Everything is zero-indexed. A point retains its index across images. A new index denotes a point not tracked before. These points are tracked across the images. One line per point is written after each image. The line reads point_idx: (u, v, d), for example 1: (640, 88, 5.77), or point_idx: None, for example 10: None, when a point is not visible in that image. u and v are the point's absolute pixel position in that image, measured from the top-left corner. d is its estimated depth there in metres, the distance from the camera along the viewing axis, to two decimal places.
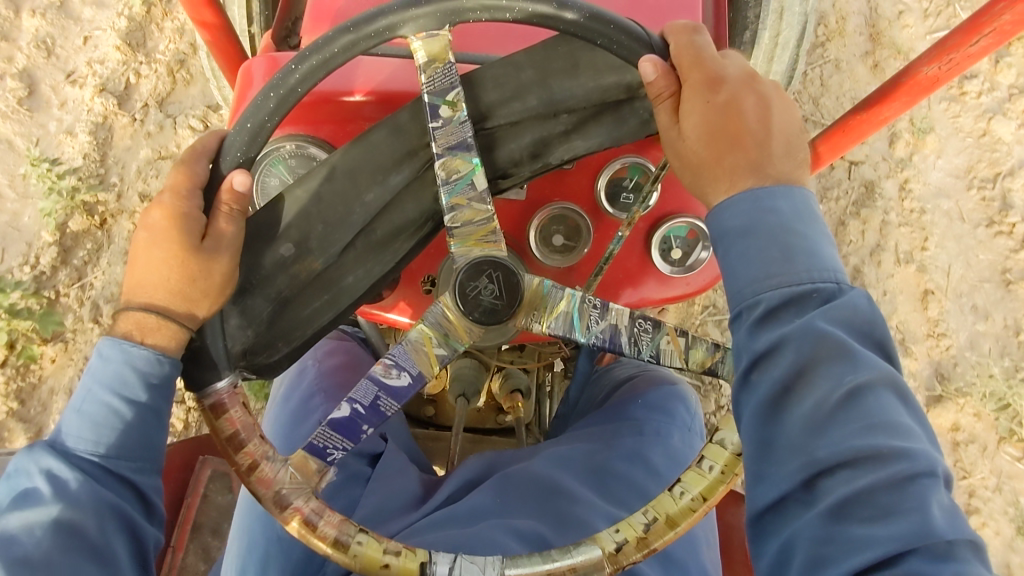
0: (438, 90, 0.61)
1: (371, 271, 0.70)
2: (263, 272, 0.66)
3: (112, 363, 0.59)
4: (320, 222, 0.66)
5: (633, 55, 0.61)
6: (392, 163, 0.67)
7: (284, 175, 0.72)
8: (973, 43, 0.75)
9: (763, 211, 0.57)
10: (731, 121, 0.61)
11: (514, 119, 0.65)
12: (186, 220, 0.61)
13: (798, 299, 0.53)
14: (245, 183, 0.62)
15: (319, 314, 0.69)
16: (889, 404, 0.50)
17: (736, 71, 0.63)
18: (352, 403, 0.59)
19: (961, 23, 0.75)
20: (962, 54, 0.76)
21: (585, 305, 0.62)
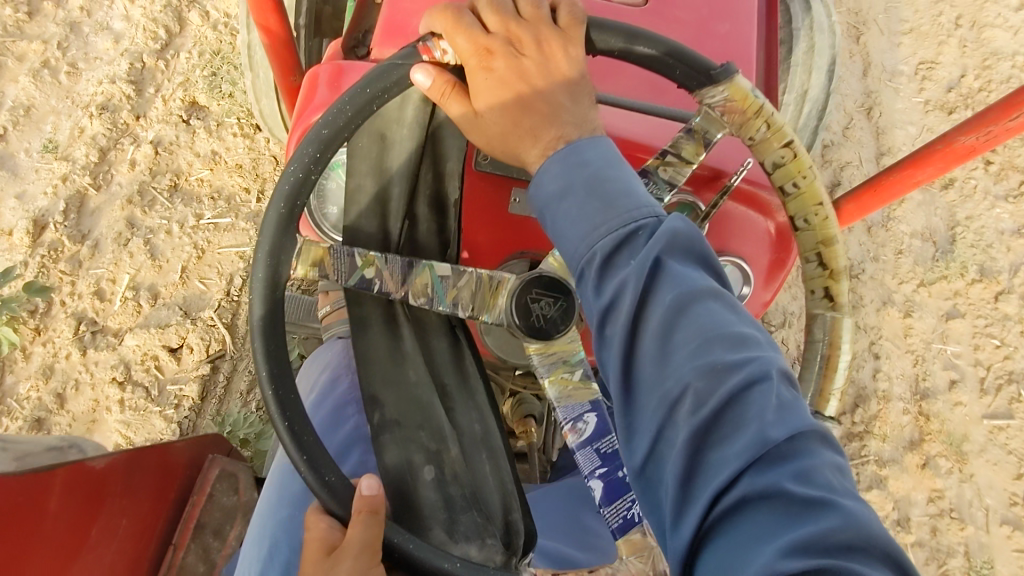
0: (343, 276, 0.65)
1: (482, 415, 0.74)
2: (416, 502, 0.64)
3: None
4: (420, 430, 0.68)
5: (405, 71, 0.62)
6: (387, 351, 0.70)
7: (341, 179, 0.75)
8: (1012, 117, 0.78)
9: (578, 167, 0.58)
10: (517, 85, 0.62)
11: (404, 212, 0.72)
12: (324, 555, 0.58)
13: (626, 240, 0.54)
14: (371, 484, 0.59)
15: (493, 473, 0.71)
16: (716, 315, 0.52)
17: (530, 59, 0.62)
18: (590, 477, 0.61)
19: (999, 99, 0.78)
20: (1002, 127, 0.78)
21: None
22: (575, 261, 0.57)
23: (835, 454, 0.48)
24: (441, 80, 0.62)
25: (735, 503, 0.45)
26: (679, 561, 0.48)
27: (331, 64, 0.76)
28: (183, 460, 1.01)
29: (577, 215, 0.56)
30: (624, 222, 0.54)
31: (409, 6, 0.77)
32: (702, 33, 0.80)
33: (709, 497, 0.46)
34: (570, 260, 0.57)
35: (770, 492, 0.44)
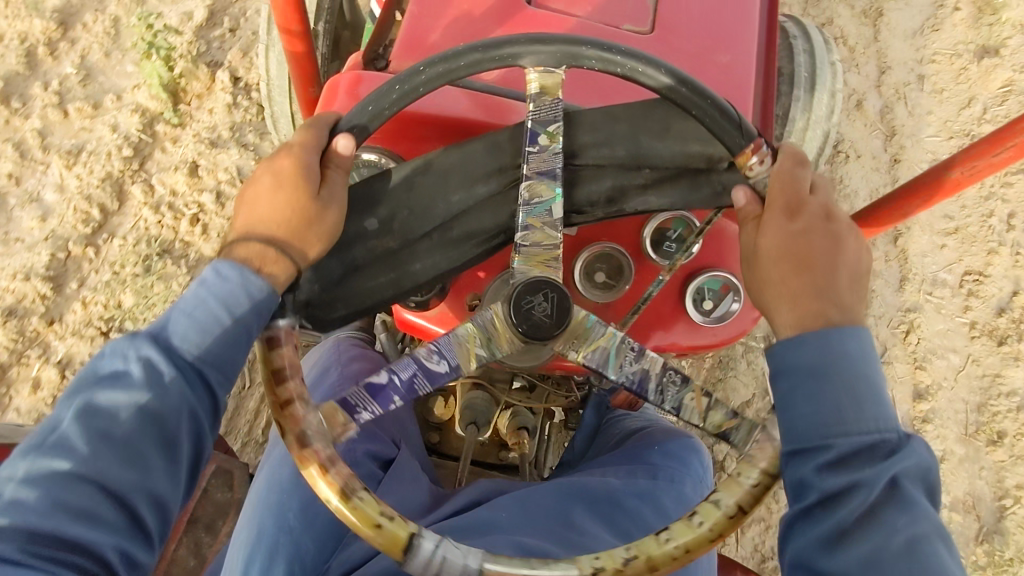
0: (542, 119, 0.67)
1: (439, 263, 0.74)
2: (346, 240, 0.72)
3: (223, 267, 0.62)
4: (405, 208, 0.73)
5: (735, 143, 0.66)
6: (480, 175, 0.73)
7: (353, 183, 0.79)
8: (997, 154, 0.81)
9: (807, 353, 0.57)
10: (802, 243, 0.63)
11: (600, 163, 0.72)
12: (302, 170, 0.66)
13: (869, 448, 0.55)
14: (349, 145, 0.67)
15: (378, 289, 0.74)
16: (940, 560, 0.54)
17: (823, 240, 0.63)
18: (390, 373, 0.63)
19: (989, 132, 0.81)
20: (987, 162, 0.82)
21: (622, 346, 0.65)
22: (794, 436, 0.57)
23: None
24: (751, 201, 0.67)
25: None
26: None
27: (351, 73, 0.80)
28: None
29: (821, 393, 0.56)
30: (871, 431, 0.55)
31: (429, 23, 0.82)
32: (702, 62, 0.84)
33: None
34: (788, 432, 0.57)
35: None
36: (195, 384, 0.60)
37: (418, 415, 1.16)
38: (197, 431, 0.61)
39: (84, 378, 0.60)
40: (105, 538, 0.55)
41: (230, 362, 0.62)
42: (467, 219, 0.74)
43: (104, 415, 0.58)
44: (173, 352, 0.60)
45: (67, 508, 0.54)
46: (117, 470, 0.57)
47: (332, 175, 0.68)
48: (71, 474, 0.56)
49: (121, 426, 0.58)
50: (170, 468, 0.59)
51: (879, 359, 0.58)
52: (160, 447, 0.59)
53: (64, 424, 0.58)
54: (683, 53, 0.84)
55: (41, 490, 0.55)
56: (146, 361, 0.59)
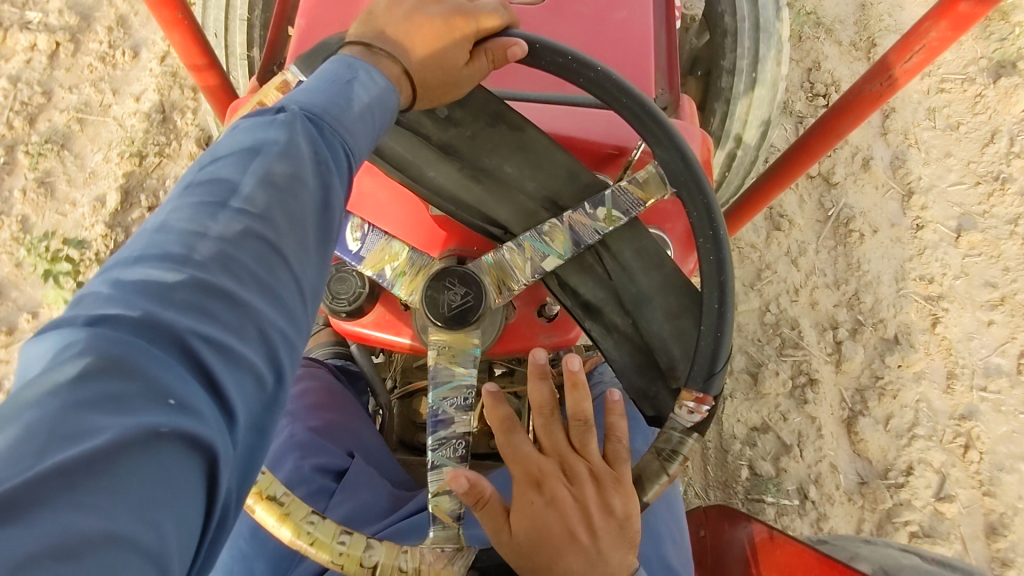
0: (621, 207, 0.67)
1: (448, 186, 0.73)
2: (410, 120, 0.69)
3: (361, 66, 0.60)
4: (467, 137, 0.71)
5: (693, 378, 0.62)
6: (546, 175, 0.72)
7: None
8: (907, 61, 0.82)
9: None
10: (560, 523, 0.57)
11: (614, 275, 0.70)
12: (452, 44, 0.64)
13: None
14: (518, 53, 0.64)
15: (389, 144, 0.71)
16: None
17: (553, 462, 0.59)
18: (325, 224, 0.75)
19: (894, 43, 0.82)
20: (902, 70, 0.83)
21: (463, 388, 0.69)
22: None
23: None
24: (472, 490, 0.57)
25: None
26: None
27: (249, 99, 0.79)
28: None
29: None
30: None
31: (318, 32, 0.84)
32: (600, 26, 0.86)
33: None
34: None
35: None
36: (344, 180, 0.56)
37: (401, 419, 1.13)
38: (298, 282, 0.50)
39: (233, 153, 0.51)
40: (273, 319, 0.47)
41: (328, 228, 0.54)
42: (500, 190, 0.72)
43: (285, 181, 0.51)
44: (327, 115, 0.55)
45: (252, 269, 0.46)
46: (282, 257, 0.49)
47: (480, 62, 0.66)
48: (266, 244, 0.48)
49: (286, 171, 0.51)
50: (319, 257, 0.53)
51: None
52: (316, 227, 0.52)
53: (244, 187, 0.49)
54: (581, 27, 0.87)
55: (239, 252, 0.46)
56: (306, 126, 0.54)
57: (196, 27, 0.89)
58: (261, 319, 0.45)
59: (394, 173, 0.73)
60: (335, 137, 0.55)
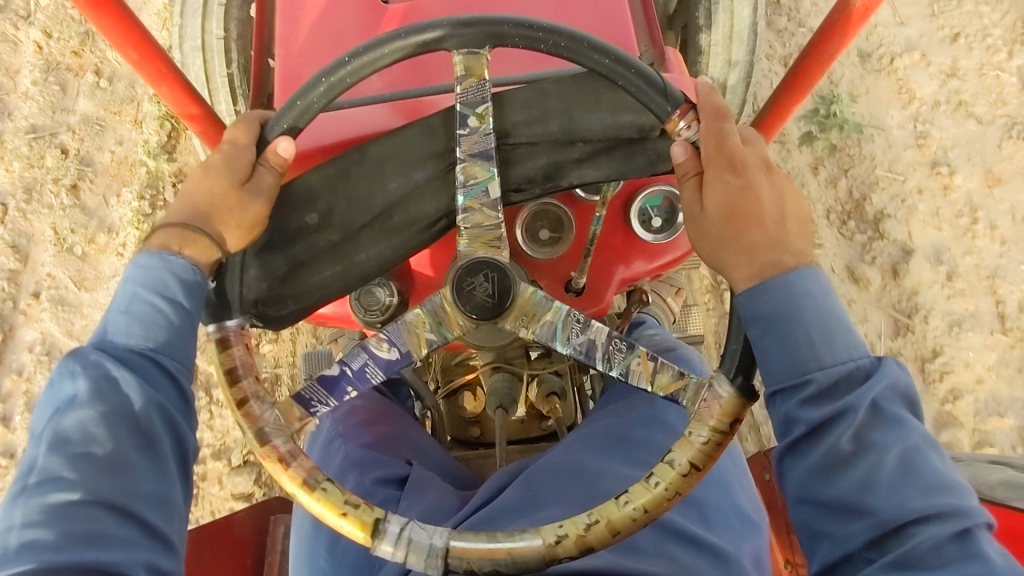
0: (470, 102, 0.64)
1: (385, 249, 0.72)
2: (286, 235, 0.69)
3: (143, 258, 0.63)
4: (340, 198, 0.69)
5: (661, 111, 0.63)
6: (417, 159, 0.69)
7: None
8: None
9: (803, 298, 0.60)
10: (752, 199, 0.64)
11: (535, 141, 0.69)
12: (231, 163, 0.65)
13: (842, 414, 0.58)
14: (285, 141, 0.65)
15: (330, 281, 0.72)
16: (923, 460, 0.57)
17: (754, 158, 0.66)
18: (343, 365, 0.63)
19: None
20: None
21: (570, 318, 0.63)
22: (784, 376, 0.60)
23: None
24: (695, 159, 0.65)
25: None
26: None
27: None
28: (250, 528, 1.06)
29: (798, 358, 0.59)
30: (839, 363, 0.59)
31: (299, 59, 0.84)
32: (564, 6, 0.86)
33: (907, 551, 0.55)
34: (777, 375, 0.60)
35: None
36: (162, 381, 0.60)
37: (450, 414, 1.16)
38: (127, 502, 0.55)
39: (39, 431, 0.58)
40: (120, 557, 0.52)
41: (162, 430, 0.58)
42: (405, 213, 0.70)
43: (76, 439, 0.56)
44: (125, 347, 0.60)
45: (74, 530, 0.52)
46: (102, 499, 0.54)
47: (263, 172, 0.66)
48: (79, 502, 0.53)
49: (78, 427, 0.56)
50: (155, 469, 0.57)
51: (833, 299, 0.61)
52: (139, 444, 0.57)
53: (42, 461, 0.55)
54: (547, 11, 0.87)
55: (56, 521, 0.52)
56: (96, 366, 0.58)
57: (180, 74, 0.93)
58: (99, 549, 0.52)
59: (355, 284, 0.73)
60: (131, 356, 0.60)
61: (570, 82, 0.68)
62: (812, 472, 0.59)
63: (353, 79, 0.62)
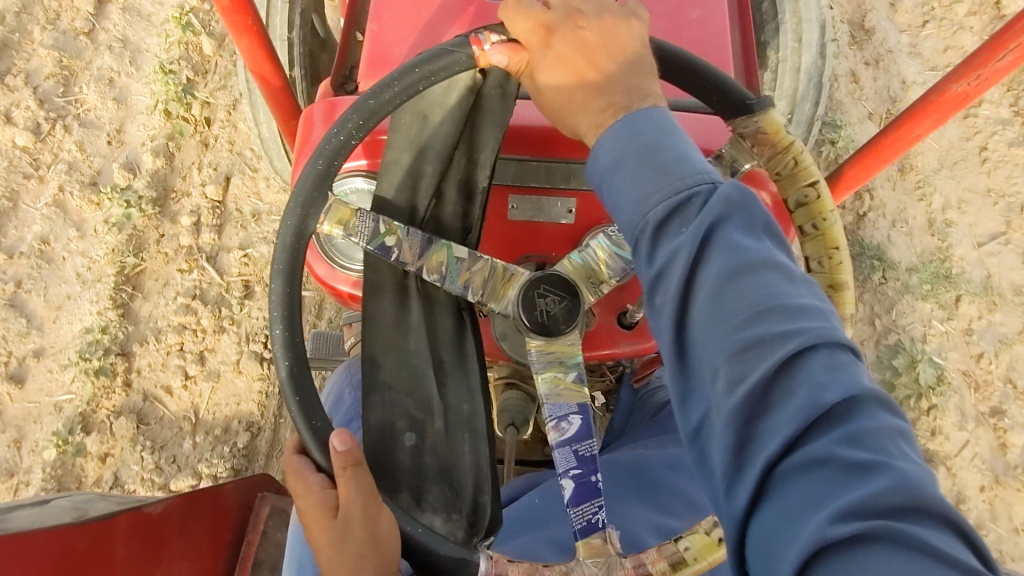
0: (369, 235, 0.62)
1: (470, 385, 0.67)
2: (406, 466, 0.61)
3: None
4: (405, 396, 0.63)
5: (463, 58, 0.61)
6: (394, 319, 0.64)
7: (345, 212, 0.75)
8: (999, 58, 0.78)
9: (632, 137, 0.52)
10: (581, 51, 0.59)
11: (435, 189, 0.66)
12: (315, 509, 0.54)
13: (680, 207, 0.48)
14: (344, 437, 0.54)
15: (476, 453, 0.65)
16: (765, 282, 0.44)
17: (559, 9, 0.60)
18: (564, 475, 0.57)
19: (986, 39, 0.78)
20: (992, 69, 0.78)
21: (617, 240, 0.65)
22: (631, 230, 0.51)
23: (904, 424, 0.40)
24: (517, 55, 0.61)
25: (790, 475, 0.39)
26: (729, 545, 0.42)
27: (324, 102, 0.78)
28: (236, 500, 1.01)
29: (634, 189, 0.50)
30: (678, 189, 0.48)
31: (390, 38, 0.80)
32: (675, 20, 0.80)
33: (751, 387, 0.41)
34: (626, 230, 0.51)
35: (815, 460, 0.38)
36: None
37: None
38: None
39: None
40: None
41: None
42: (455, 356, 0.67)
43: None
44: None
45: None
46: None
47: (352, 492, 0.54)
48: None
49: None
50: None
51: (677, 129, 0.52)
52: None
53: None
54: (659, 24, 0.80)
55: None
56: None
57: (264, 31, 0.89)
58: None
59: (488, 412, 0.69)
60: None
61: (393, 133, 0.64)
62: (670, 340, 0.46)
63: (291, 316, 0.60)
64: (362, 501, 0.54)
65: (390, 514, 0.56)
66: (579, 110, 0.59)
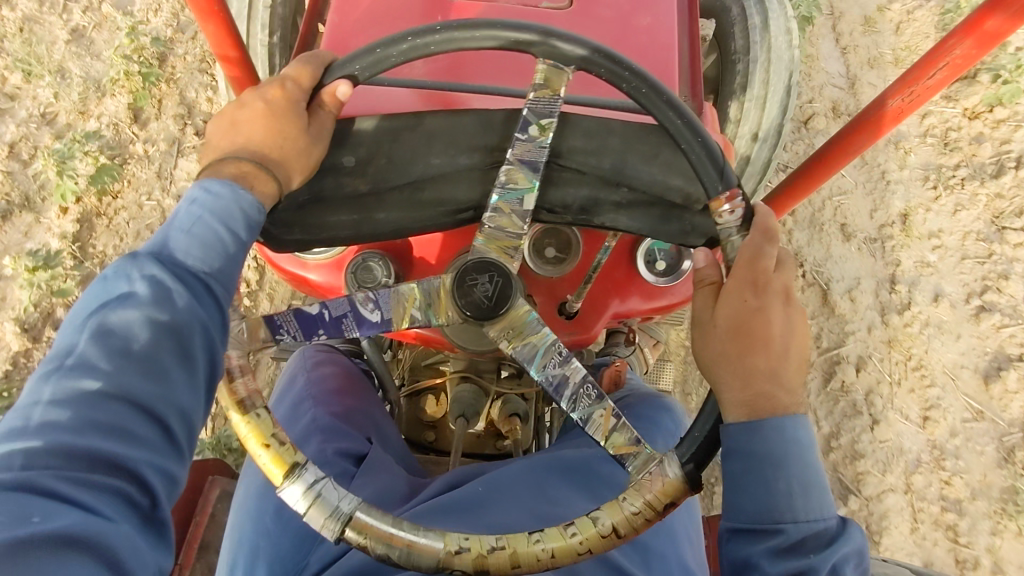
0: (539, 112, 0.64)
1: (405, 220, 0.72)
2: (322, 175, 0.69)
3: (213, 184, 0.59)
4: (385, 159, 0.69)
5: (712, 185, 0.64)
6: (466, 147, 0.70)
7: None
8: (929, 76, 0.83)
9: (789, 445, 0.58)
10: (766, 329, 0.61)
11: (583, 169, 0.70)
12: (294, 101, 0.65)
13: (807, 538, 0.57)
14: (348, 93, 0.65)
15: (339, 228, 0.71)
16: None
17: (777, 284, 0.62)
18: (323, 308, 0.62)
19: (918, 58, 0.82)
20: (923, 86, 0.83)
21: (552, 347, 0.63)
22: (745, 516, 0.58)
23: None
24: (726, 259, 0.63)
25: None
26: None
27: None
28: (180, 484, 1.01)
29: (765, 495, 0.57)
30: (810, 519, 0.57)
31: (351, 26, 0.82)
32: (627, 28, 0.85)
33: None
34: (739, 513, 0.59)
35: None
36: (213, 308, 0.55)
37: (409, 417, 1.19)
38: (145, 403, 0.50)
39: (84, 304, 0.52)
40: (136, 455, 0.48)
41: (208, 311, 0.55)
42: (426, 197, 0.71)
43: (118, 333, 0.51)
44: (200, 265, 0.55)
45: (95, 421, 0.47)
46: (172, 376, 0.52)
47: (320, 121, 0.67)
48: (102, 394, 0.48)
49: (122, 324, 0.51)
50: (192, 383, 0.53)
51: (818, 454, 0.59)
52: (178, 359, 0.52)
53: (81, 345, 0.50)
54: (609, 30, 0.84)
55: (104, 411, 0.48)
56: (152, 265, 0.54)
57: (228, 17, 0.90)
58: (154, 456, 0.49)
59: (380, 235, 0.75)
60: (182, 269, 0.55)
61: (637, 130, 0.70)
62: None
63: (438, 47, 0.63)
64: (315, 142, 0.66)
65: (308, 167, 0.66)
66: (740, 381, 0.59)
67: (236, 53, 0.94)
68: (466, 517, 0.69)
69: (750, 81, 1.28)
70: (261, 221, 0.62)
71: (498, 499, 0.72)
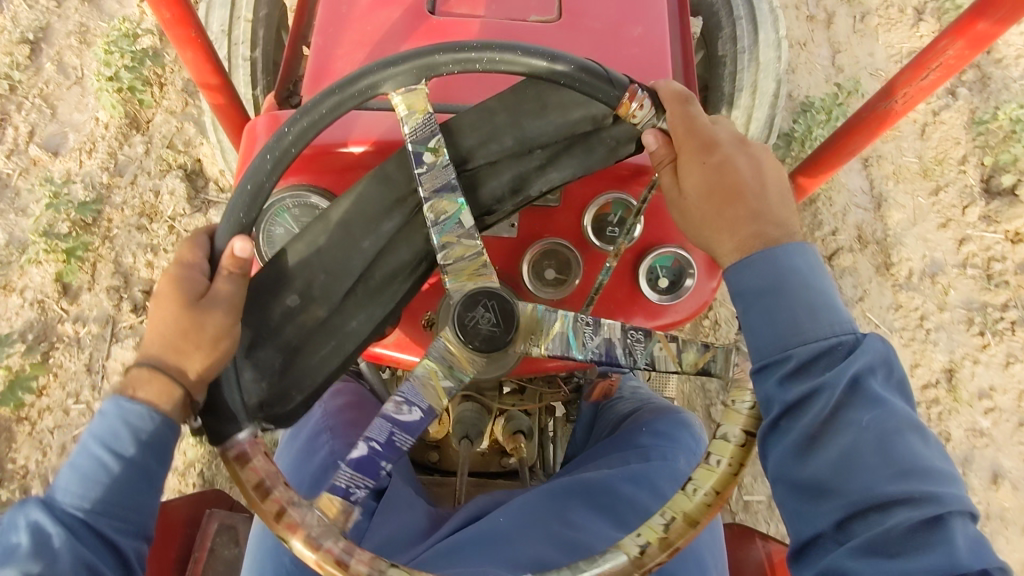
0: (420, 140, 0.61)
1: (373, 313, 0.66)
2: (271, 325, 0.63)
3: (108, 406, 0.55)
4: (320, 270, 0.64)
5: (610, 97, 0.61)
6: (380, 212, 0.66)
7: (288, 223, 0.74)
8: (923, 77, 0.81)
9: (786, 270, 0.57)
10: (731, 177, 0.62)
11: (493, 159, 0.67)
12: (182, 282, 0.58)
13: (826, 353, 0.54)
14: (244, 247, 0.58)
15: (326, 363, 0.65)
16: (904, 443, 0.52)
17: (726, 136, 0.64)
18: (369, 442, 0.56)
19: (911, 59, 0.81)
20: (916, 87, 0.82)
21: (579, 322, 0.62)
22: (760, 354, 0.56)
23: None
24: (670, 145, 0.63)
25: None
26: None
27: (267, 115, 0.78)
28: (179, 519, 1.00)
29: (775, 322, 0.55)
30: (825, 335, 0.54)
31: (334, 52, 0.81)
32: (614, 39, 0.83)
33: (888, 534, 0.49)
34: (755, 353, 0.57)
35: None
36: (103, 549, 0.53)
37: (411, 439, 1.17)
38: None
39: None
40: None
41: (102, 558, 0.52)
42: (373, 284, 0.66)
43: None
44: (90, 504, 0.53)
45: None
46: None
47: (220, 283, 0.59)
48: None
49: None
50: None
51: (826, 273, 0.58)
52: None
53: None
54: (596, 42, 0.83)
55: None
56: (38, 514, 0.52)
57: (208, 45, 0.88)
58: None
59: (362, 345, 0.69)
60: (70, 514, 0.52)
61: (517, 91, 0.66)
62: (791, 460, 0.53)
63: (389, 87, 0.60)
64: (224, 312, 0.58)
65: (234, 341, 0.59)
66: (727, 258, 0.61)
67: (218, 81, 0.93)
68: (486, 553, 0.68)
69: (739, 82, 1.27)
70: (167, 433, 0.56)
71: (515, 534, 0.71)
